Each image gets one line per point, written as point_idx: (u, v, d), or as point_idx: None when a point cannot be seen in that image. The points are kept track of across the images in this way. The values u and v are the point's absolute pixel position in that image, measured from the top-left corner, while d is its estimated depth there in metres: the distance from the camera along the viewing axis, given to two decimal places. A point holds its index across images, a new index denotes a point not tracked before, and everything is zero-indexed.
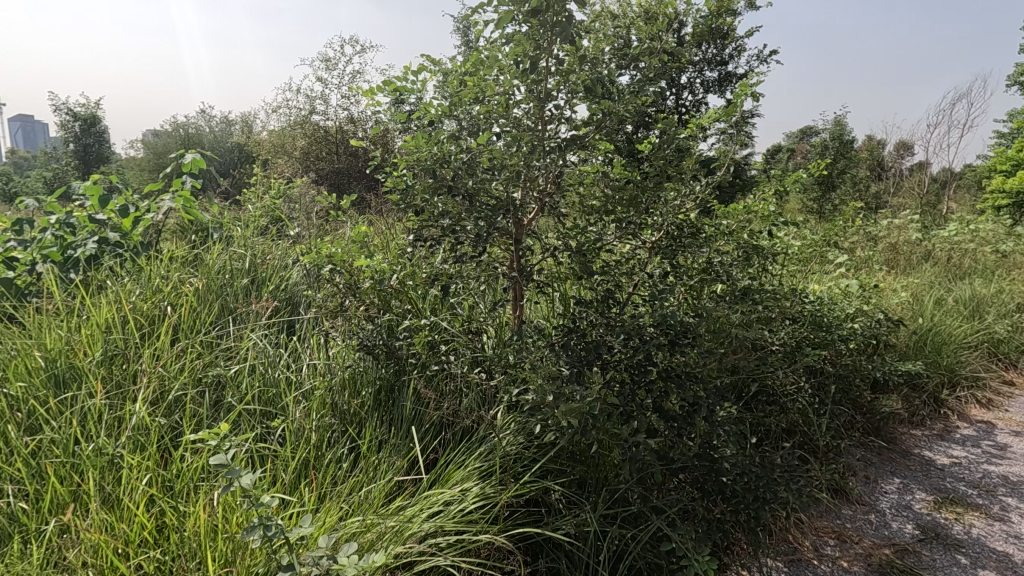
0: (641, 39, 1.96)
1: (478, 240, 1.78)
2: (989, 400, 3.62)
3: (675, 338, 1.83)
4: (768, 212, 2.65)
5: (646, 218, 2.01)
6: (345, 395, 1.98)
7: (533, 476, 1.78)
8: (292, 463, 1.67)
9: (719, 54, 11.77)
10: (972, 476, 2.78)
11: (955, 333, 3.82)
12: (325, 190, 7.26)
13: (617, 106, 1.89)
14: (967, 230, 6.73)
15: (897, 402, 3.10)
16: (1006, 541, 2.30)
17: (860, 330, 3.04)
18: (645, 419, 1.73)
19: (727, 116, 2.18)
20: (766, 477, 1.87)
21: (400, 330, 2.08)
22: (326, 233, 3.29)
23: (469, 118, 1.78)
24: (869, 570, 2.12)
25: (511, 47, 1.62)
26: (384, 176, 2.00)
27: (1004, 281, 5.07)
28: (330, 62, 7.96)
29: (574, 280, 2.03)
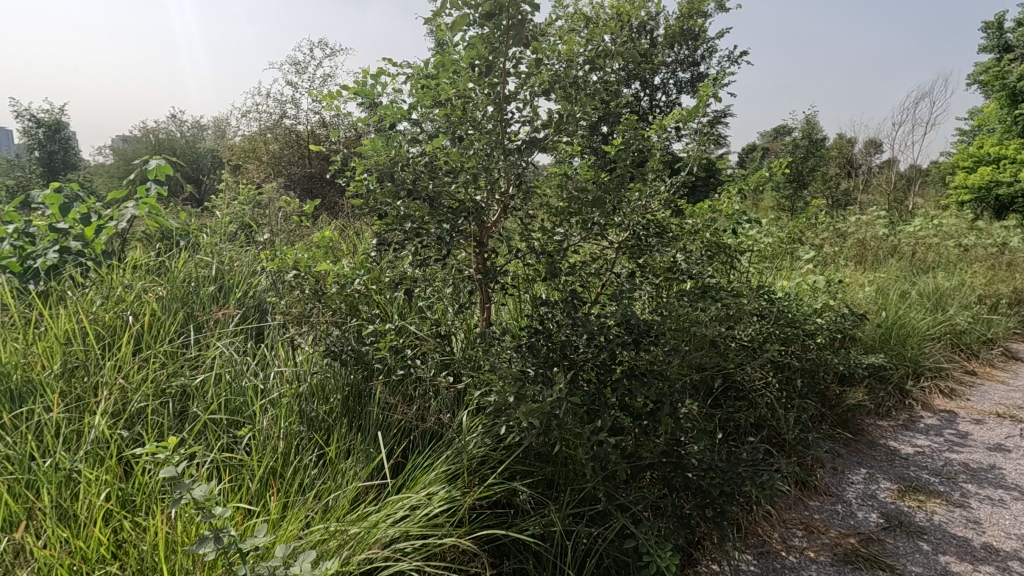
0: (601, 41, 1.98)
1: (440, 243, 1.78)
2: (951, 389, 3.72)
3: (638, 337, 1.85)
4: (733, 212, 2.69)
5: (609, 218, 2.03)
6: (313, 402, 1.96)
7: (500, 478, 1.78)
8: (257, 472, 1.65)
9: (691, 55, 11.95)
10: (934, 464, 2.86)
11: (918, 325, 3.92)
12: (298, 195, 7.18)
13: (577, 108, 1.91)
14: (931, 225, 6.92)
15: (863, 394, 3.17)
16: (965, 527, 2.36)
17: (826, 325, 3.10)
18: (610, 418, 1.75)
19: (690, 117, 2.22)
20: (732, 472, 1.90)
21: (366, 335, 2.06)
22: (296, 238, 3.25)
23: (427, 123, 1.82)
24: (835, 560, 2.16)
25: (466, 51, 1.63)
26: (347, 180, 1.98)
27: (966, 274, 5.22)
28: (300, 65, 7.88)
29: (541, 281, 2.04)
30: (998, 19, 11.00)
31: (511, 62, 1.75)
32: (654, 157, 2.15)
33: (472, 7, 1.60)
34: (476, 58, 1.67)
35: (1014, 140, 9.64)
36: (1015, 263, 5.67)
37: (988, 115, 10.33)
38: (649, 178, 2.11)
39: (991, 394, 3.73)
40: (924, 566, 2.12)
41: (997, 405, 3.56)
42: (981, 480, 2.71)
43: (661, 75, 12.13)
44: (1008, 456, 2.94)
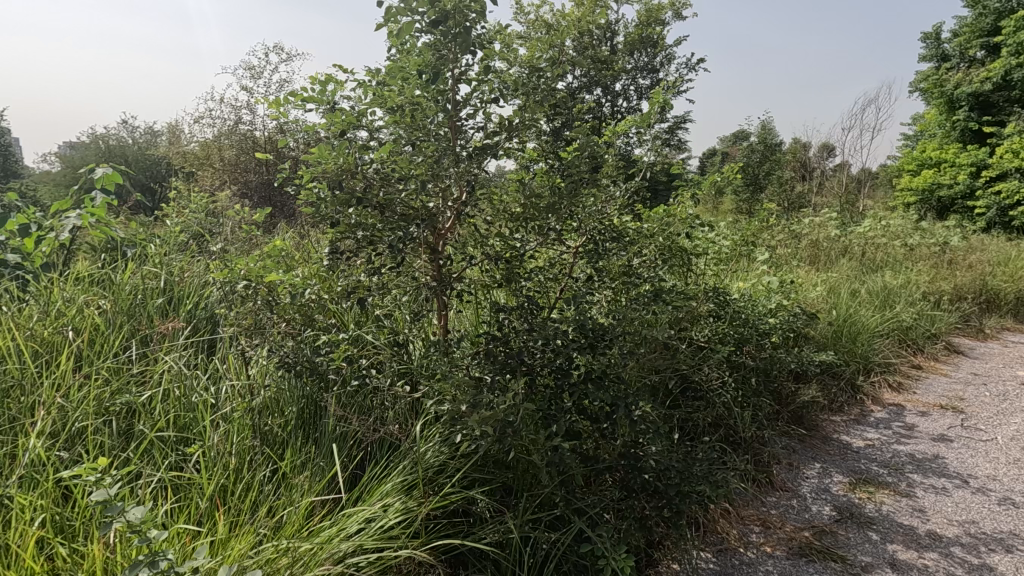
0: (551, 48, 2.00)
1: (392, 251, 1.76)
2: (899, 383, 3.88)
3: (593, 341, 1.87)
4: (688, 215, 2.75)
5: (565, 223, 2.05)
6: (267, 416, 1.91)
7: (458, 487, 1.77)
8: (207, 490, 1.60)
9: (651, 62, 12.19)
10: (883, 456, 2.97)
11: (867, 322, 4.08)
12: (255, 203, 7.01)
13: (529, 114, 1.92)
14: (879, 226, 7.22)
15: (816, 391, 3.28)
16: (911, 515, 2.46)
17: (779, 325, 3.19)
18: (565, 423, 1.76)
19: (642, 123, 2.27)
20: (687, 472, 1.93)
21: (321, 345, 2.02)
22: (251, 247, 3.16)
23: (378, 129, 1.80)
24: (790, 553, 2.22)
25: (413, 59, 1.63)
26: (296, 189, 1.94)
27: (911, 272, 5.46)
28: (255, 70, 7.71)
29: (498, 287, 2.04)
30: (936, 30, 11.59)
31: (460, 70, 1.76)
32: (608, 163, 2.18)
33: (417, 13, 1.60)
34: (424, 66, 1.67)
35: (952, 144, 10.18)
36: (956, 261, 5.95)
37: (928, 121, 10.86)
38: (603, 183, 2.14)
39: (935, 387, 3.90)
40: (874, 555, 2.19)
41: (941, 398, 3.73)
42: (926, 470, 2.83)
43: (622, 81, 12.36)
44: (950, 446, 3.08)
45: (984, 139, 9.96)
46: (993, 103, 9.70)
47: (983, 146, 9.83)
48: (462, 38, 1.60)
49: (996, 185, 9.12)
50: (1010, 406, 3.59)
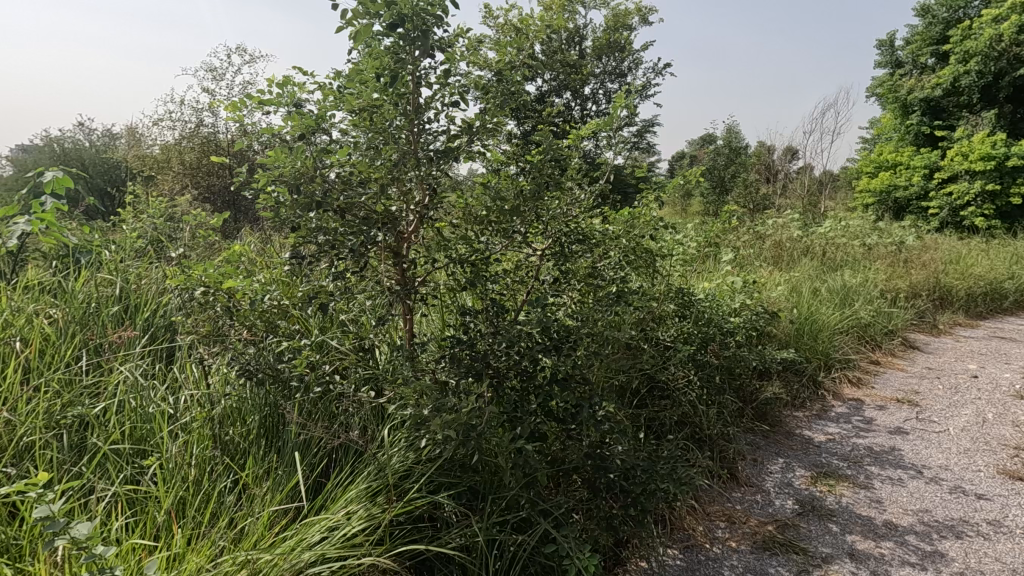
0: (513, 53, 2.02)
1: (353, 255, 1.73)
2: (859, 378, 4.01)
3: (558, 342, 1.89)
4: (652, 217, 2.79)
5: (530, 225, 2.06)
6: (227, 426, 1.87)
7: (424, 492, 1.76)
8: (164, 503, 1.56)
9: (619, 66, 12.33)
10: (843, 450, 3.06)
11: (827, 319, 4.20)
12: (218, 208, 6.84)
13: (491, 117, 1.93)
14: (840, 226, 7.45)
15: (778, 387, 3.36)
16: (870, 506, 2.54)
17: (742, 324, 3.26)
18: (530, 425, 1.77)
19: (604, 127, 2.29)
20: (653, 470, 1.96)
21: (284, 351, 1.98)
22: (212, 253, 3.08)
23: (338, 131, 1.78)
24: (754, 548, 2.27)
25: (371, 62, 1.62)
26: (254, 193, 1.90)
27: (869, 271, 5.65)
28: (217, 71, 7.53)
29: (463, 290, 2.03)
30: (890, 37, 12.04)
31: (421, 73, 1.75)
32: (571, 166, 2.20)
33: (375, 16, 1.59)
34: (382, 69, 1.66)
35: (907, 147, 10.58)
36: (911, 260, 6.18)
37: (884, 125, 11.27)
38: (567, 186, 2.16)
39: (892, 381, 4.04)
40: (833, 546, 2.26)
41: (897, 391, 3.86)
42: (883, 462, 2.92)
43: (591, 85, 12.48)
44: (906, 438, 3.19)
45: (936, 142, 10.39)
46: (943, 108, 10.14)
47: (935, 149, 10.26)
48: (420, 41, 1.59)
49: (947, 187, 9.53)
50: (961, 398, 3.74)
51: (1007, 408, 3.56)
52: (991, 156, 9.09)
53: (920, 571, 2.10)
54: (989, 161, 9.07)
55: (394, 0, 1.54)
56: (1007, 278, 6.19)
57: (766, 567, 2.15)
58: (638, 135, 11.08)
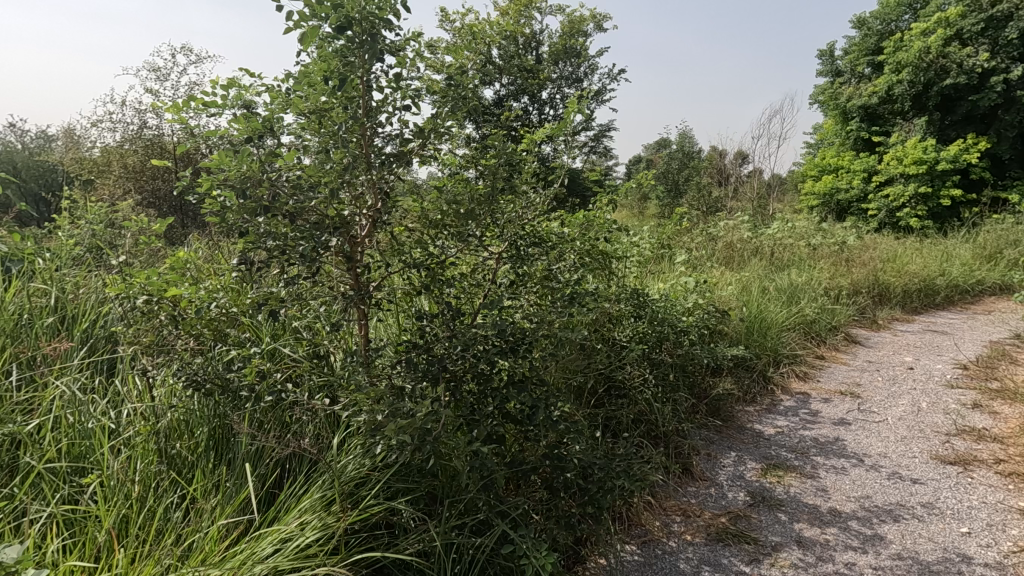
0: (465, 57, 2.02)
1: (303, 260, 1.70)
2: (805, 373, 4.19)
3: (514, 345, 1.90)
4: (606, 220, 2.84)
5: (485, 229, 2.07)
6: (173, 439, 1.80)
7: (380, 500, 1.74)
8: (105, 522, 1.49)
9: (576, 71, 12.48)
10: (791, 442, 3.19)
11: (775, 317, 4.37)
12: (163, 213, 6.54)
13: (444, 122, 1.93)
14: (787, 227, 7.76)
15: (730, 383, 3.47)
16: (816, 495, 2.66)
17: (695, 323, 3.36)
18: (487, 428, 1.78)
19: (557, 132, 2.32)
20: (608, 468, 1.99)
21: (233, 360, 1.93)
22: (155, 260, 2.96)
23: (287, 135, 1.74)
24: (708, 539, 2.34)
25: (318, 65, 1.60)
26: (198, 197, 1.84)
27: (812, 270, 5.92)
28: (161, 71, 7.21)
29: (419, 294, 2.03)
30: (830, 47, 12.64)
31: (371, 76, 1.73)
32: (526, 170, 2.22)
33: (322, 19, 1.57)
34: (330, 72, 1.63)
35: (847, 152, 11.12)
36: (853, 259, 6.50)
37: (826, 130, 11.81)
38: (521, 190, 2.17)
39: (836, 375, 4.24)
40: (782, 535, 2.35)
41: (841, 384, 4.05)
42: (828, 452, 3.07)
43: (549, 90, 12.59)
44: (848, 428, 3.36)
45: (874, 147, 10.97)
46: (880, 115, 10.72)
47: (872, 154, 10.84)
48: (368, 46, 1.57)
49: (885, 189, 10.07)
50: (899, 389, 3.95)
51: (939, 396, 3.79)
52: (923, 161, 9.65)
53: (861, 554, 2.21)
54: (921, 165, 9.63)
55: (340, 3, 1.52)
56: (939, 274, 6.58)
57: (719, 558, 2.22)
58: (595, 139, 11.25)
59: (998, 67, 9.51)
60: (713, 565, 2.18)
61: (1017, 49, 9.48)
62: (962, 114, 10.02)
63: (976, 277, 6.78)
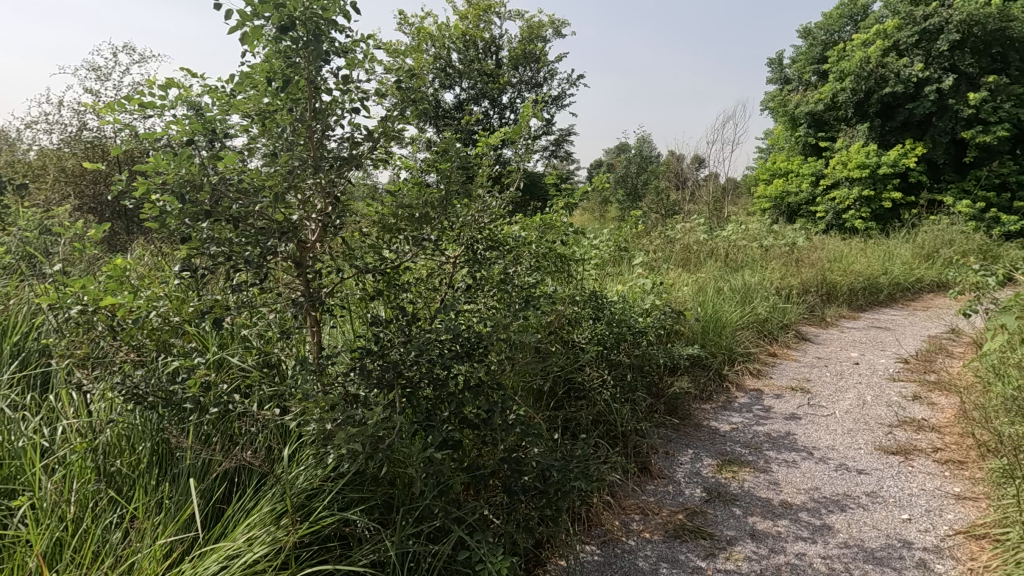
0: (417, 60, 2.00)
1: (248, 267, 1.65)
2: (758, 370, 4.32)
3: (470, 349, 1.90)
4: (564, 223, 2.86)
5: (440, 233, 2.06)
6: (113, 456, 1.72)
7: (333, 511, 1.71)
8: (36, 546, 1.41)
9: (535, 76, 12.56)
10: (745, 438, 3.28)
11: (730, 316, 4.49)
12: (103, 220, 6.22)
13: (395, 125, 1.90)
14: (740, 230, 8.01)
15: (686, 382, 3.55)
16: (768, 488, 2.74)
17: (652, 324, 3.42)
18: (442, 434, 1.76)
19: (512, 137, 2.33)
20: (566, 470, 2.01)
21: (177, 372, 1.85)
22: (94, 268, 2.81)
23: (230, 138, 1.70)
24: (666, 536, 2.38)
25: (260, 66, 1.56)
26: (135, 202, 1.76)
27: (764, 270, 6.13)
28: (102, 71, 6.88)
29: (372, 299, 2.00)
30: (779, 56, 13.14)
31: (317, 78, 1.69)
32: (481, 174, 2.21)
33: (264, 19, 1.53)
34: (273, 74, 1.59)
35: (796, 157, 11.57)
36: (802, 259, 6.75)
37: (776, 136, 12.25)
38: (475, 193, 2.16)
39: (788, 371, 4.39)
40: (736, 529, 2.41)
41: (792, 380, 4.20)
42: (780, 446, 3.16)
43: (508, 95, 12.61)
44: (799, 422, 3.47)
45: (820, 152, 11.46)
46: (826, 121, 11.20)
47: (819, 158, 11.30)
48: (312, 47, 1.54)
49: (831, 193, 10.51)
50: (845, 383, 4.12)
51: (883, 390, 3.97)
52: (866, 165, 10.12)
53: (810, 544, 2.29)
54: (864, 169, 10.09)
55: (282, 2, 1.48)
56: (882, 273, 6.89)
57: (676, 554, 2.26)
58: (555, 143, 11.34)
59: (932, 77, 10.07)
60: (670, 562, 2.21)
61: (948, 60, 10.05)
62: (900, 121, 10.55)
63: (915, 276, 7.13)
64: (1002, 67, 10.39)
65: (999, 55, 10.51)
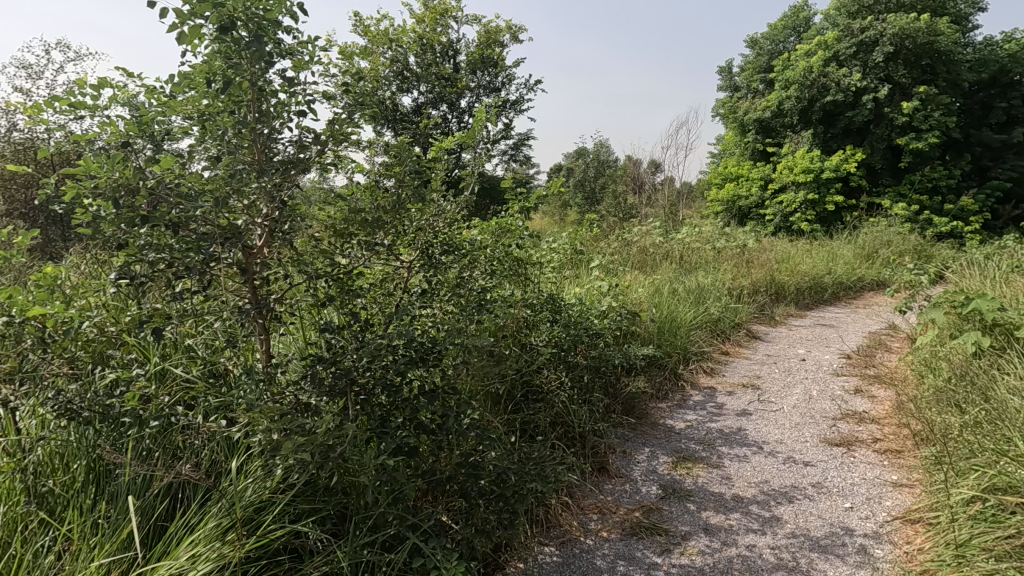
0: (367, 63, 1.97)
1: (189, 274, 1.59)
2: (712, 368, 4.44)
3: (423, 354, 1.88)
4: (519, 227, 2.89)
5: (394, 237, 2.03)
6: (44, 476, 1.63)
7: (283, 524, 1.67)
8: None
9: (493, 80, 12.58)
10: (699, 434, 3.37)
11: (684, 317, 4.60)
12: (34, 227, 5.85)
13: (344, 128, 1.87)
14: (694, 232, 8.23)
15: (642, 382, 3.62)
16: (721, 483, 2.82)
17: (608, 325, 3.47)
18: (395, 441, 1.74)
19: (466, 141, 2.33)
20: (521, 473, 2.01)
21: (114, 385, 1.77)
22: (23, 277, 2.65)
23: (169, 140, 1.64)
24: (623, 535, 2.41)
25: (200, 67, 1.51)
26: (66, 207, 1.68)
27: (716, 272, 6.32)
28: (34, 69, 6.52)
29: (324, 306, 1.96)
30: (728, 64, 13.61)
31: (260, 79, 1.64)
32: (434, 178, 2.20)
33: (204, 18, 1.48)
34: (213, 76, 1.55)
35: (746, 162, 11.99)
36: (752, 260, 6.99)
37: (727, 141, 12.67)
38: (430, 198, 2.15)
39: (739, 369, 4.53)
40: (691, 524, 2.47)
41: (743, 377, 4.34)
42: (732, 442, 3.26)
43: (466, 99, 12.59)
44: (749, 418, 3.60)
45: (768, 157, 11.92)
46: (772, 127, 11.65)
47: (767, 163, 11.74)
48: (253, 47, 1.49)
49: (779, 196, 10.93)
50: (793, 379, 4.29)
51: (828, 384, 4.15)
52: (810, 170, 10.58)
53: (760, 536, 2.36)
54: (809, 174, 10.54)
55: (221, 1, 1.44)
56: (827, 273, 7.21)
57: (633, 551, 2.30)
58: (514, 148, 11.38)
59: (869, 86, 10.61)
60: (627, 560, 2.25)
61: (883, 71, 10.62)
62: (841, 128, 11.08)
63: (857, 275, 7.50)
64: (931, 78, 11.06)
65: (928, 67, 11.19)
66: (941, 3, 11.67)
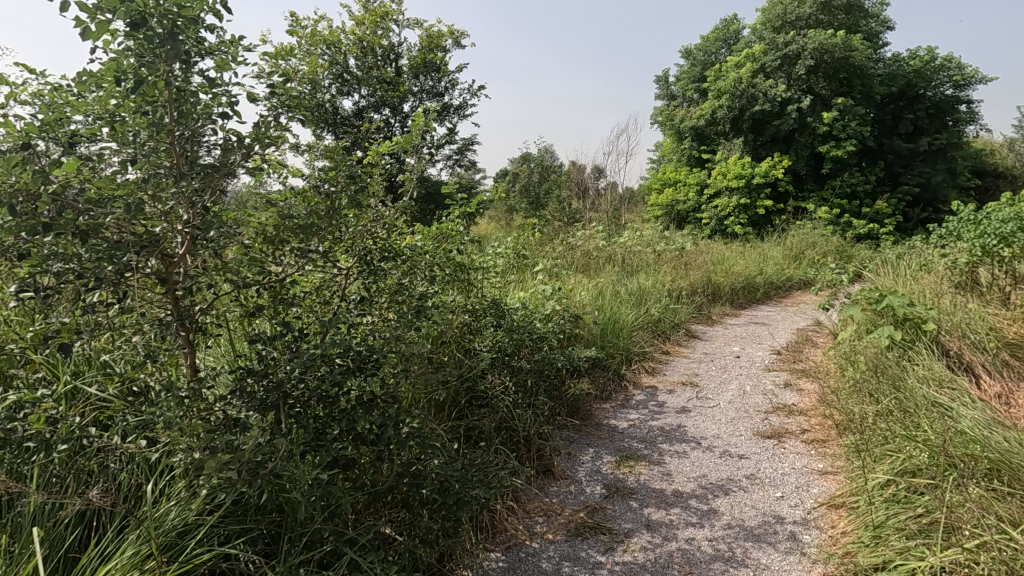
0: (295, 64, 1.91)
1: (99, 285, 1.49)
2: (652, 368, 4.57)
3: (361, 363, 1.84)
4: (461, 232, 2.87)
5: (328, 243, 1.97)
6: None
7: (210, 548, 1.59)
8: None
9: (436, 85, 12.51)
10: (641, 433, 3.45)
11: (626, 319, 4.71)
12: None
13: (272, 130, 1.80)
14: (635, 236, 8.46)
15: (586, 384, 3.67)
16: (662, 479, 2.89)
17: (552, 329, 3.51)
18: (330, 454, 1.69)
19: (404, 145, 2.30)
20: (464, 479, 2.00)
21: (16, 407, 1.62)
22: None
23: (75, 142, 1.53)
24: (568, 535, 2.44)
25: (108, 64, 1.42)
26: None
27: (656, 274, 6.51)
28: None
29: (254, 316, 1.88)
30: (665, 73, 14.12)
31: (176, 79, 1.56)
32: (371, 182, 2.16)
33: (112, 14, 1.40)
34: (122, 75, 1.46)
35: (683, 168, 12.46)
36: (690, 262, 7.24)
37: (665, 148, 13.11)
38: (366, 203, 2.11)
39: (678, 367, 4.68)
40: (633, 521, 2.52)
41: (682, 376, 4.48)
42: (672, 439, 3.36)
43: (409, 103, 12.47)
44: (688, 415, 3.72)
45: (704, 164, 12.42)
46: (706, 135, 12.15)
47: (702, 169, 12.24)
48: (168, 45, 1.42)
49: (715, 201, 11.40)
50: (729, 376, 4.46)
51: (760, 380, 4.35)
52: (742, 176, 11.10)
53: (698, 529, 2.45)
54: (741, 179, 11.05)
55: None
56: (758, 274, 7.57)
57: (578, 551, 2.32)
58: (458, 153, 11.35)
59: (793, 97, 11.26)
60: (572, 560, 2.27)
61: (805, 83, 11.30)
62: (769, 136, 11.70)
63: (785, 276, 7.91)
64: (848, 90, 11.87)
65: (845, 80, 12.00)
66: (855, 21, 12.56)
